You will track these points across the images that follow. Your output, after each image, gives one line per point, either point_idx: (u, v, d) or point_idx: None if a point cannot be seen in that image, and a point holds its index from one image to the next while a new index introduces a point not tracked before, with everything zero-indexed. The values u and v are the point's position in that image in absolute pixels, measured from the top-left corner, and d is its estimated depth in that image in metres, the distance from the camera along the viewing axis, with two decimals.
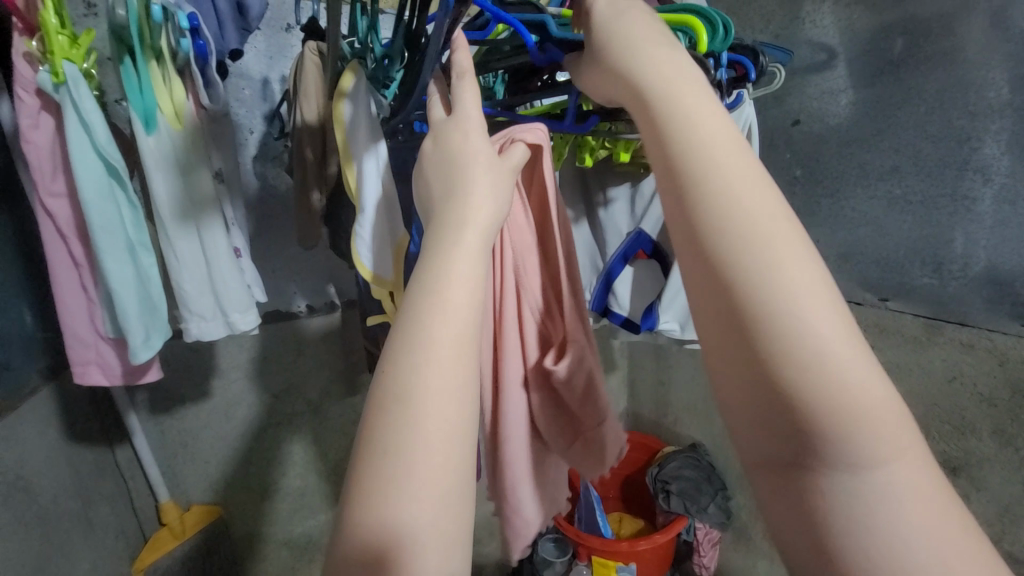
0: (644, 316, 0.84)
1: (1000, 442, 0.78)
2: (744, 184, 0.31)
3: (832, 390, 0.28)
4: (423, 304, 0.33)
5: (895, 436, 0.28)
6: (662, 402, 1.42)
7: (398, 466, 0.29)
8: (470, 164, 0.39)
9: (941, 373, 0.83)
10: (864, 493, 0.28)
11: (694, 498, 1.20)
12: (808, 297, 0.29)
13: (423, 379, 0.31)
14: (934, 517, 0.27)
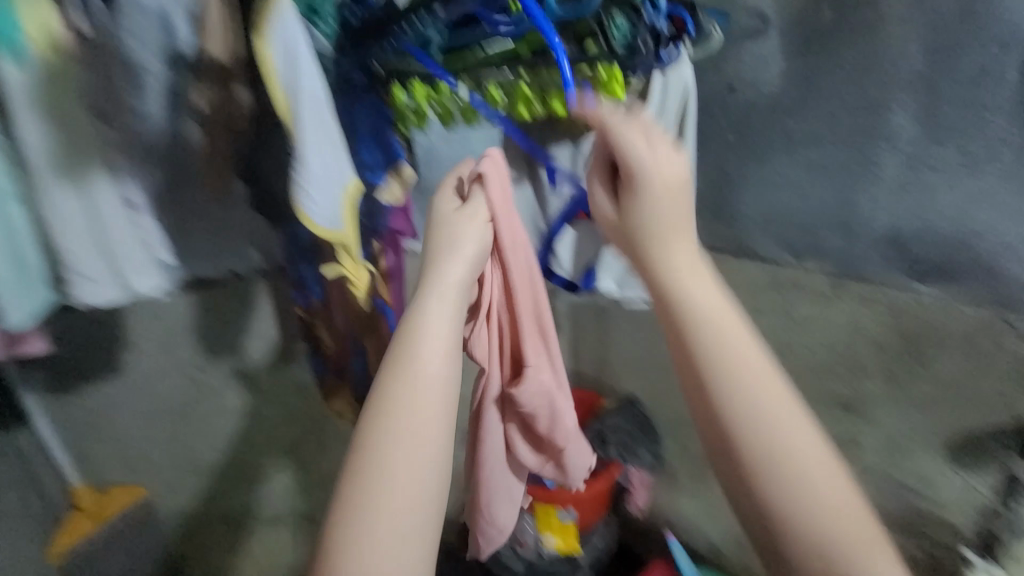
0: (585, 277, 0.87)
1: (889, 383, 0.87)
2: (712, 308, 0.50)
3: (769, 437, 0.47)
4: (410, 346, 0.48)
5: (813, 460, 0.47)
6: (601, 361, 1.47)
7: (377, 453, 0.45)
8: (445, 236, 0.55)
9: (846, 326, 0.89)
10: (797, 501, 0.46)
11: (629, 447, 1.29)
12: (752, 382, 0.48)
13: (401, 399, 0.46)
14: (841, 513, 0.45)
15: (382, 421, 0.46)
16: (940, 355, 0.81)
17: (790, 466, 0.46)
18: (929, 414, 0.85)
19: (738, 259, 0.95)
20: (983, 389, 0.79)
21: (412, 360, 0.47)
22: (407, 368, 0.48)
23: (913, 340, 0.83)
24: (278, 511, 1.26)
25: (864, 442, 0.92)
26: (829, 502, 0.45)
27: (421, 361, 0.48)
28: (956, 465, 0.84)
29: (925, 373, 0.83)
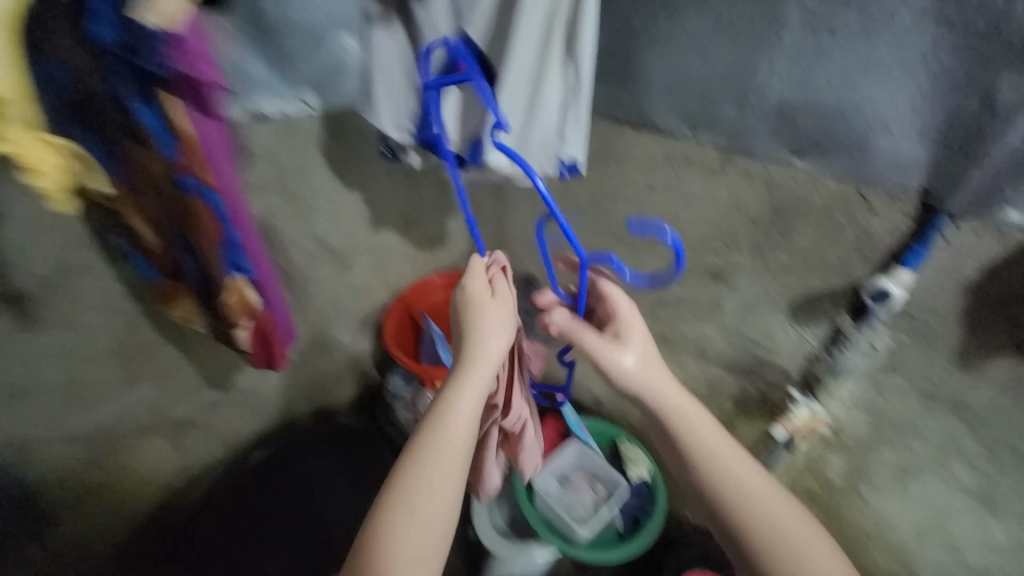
0: (470, 149, 0.76)
1: (754, 254, 0.90)
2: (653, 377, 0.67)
3: (718, 472, 0.62)
4: (447, 406, 0.63)
5: (767, 495, 0.62)
6: (500, 241, 1.45)
7: (415, 479, 0.59)
8: (481, 319, 0.67)
9: (725, 200, 0.89)
10: (760, 526, 0.61)
11: (526, 322, 1.32)
12: (698, 432, 0.64)
13: (440, 445, 0.61)
14: (808, 544, 0.61)
15: (415, 462, 0.60)
16: (803, 229, 0.82)
17: (756, 509, 0.61)
18: (782, 281, 0.88)
19: (638, 133, 0.90)
20: (830, 258, 0.81)
21: (449, 416, 0.62)
22: (439, 423, 0.62)
23: (779, 213, 0.84)
24: (146, 419, 1.17)
25: (725, 308, 0.98)
26: (764, 506, 0.61)
27: (448, 419, 0.62)
28: (795, 324, 0.90)
29: (785, 245, 0.85)
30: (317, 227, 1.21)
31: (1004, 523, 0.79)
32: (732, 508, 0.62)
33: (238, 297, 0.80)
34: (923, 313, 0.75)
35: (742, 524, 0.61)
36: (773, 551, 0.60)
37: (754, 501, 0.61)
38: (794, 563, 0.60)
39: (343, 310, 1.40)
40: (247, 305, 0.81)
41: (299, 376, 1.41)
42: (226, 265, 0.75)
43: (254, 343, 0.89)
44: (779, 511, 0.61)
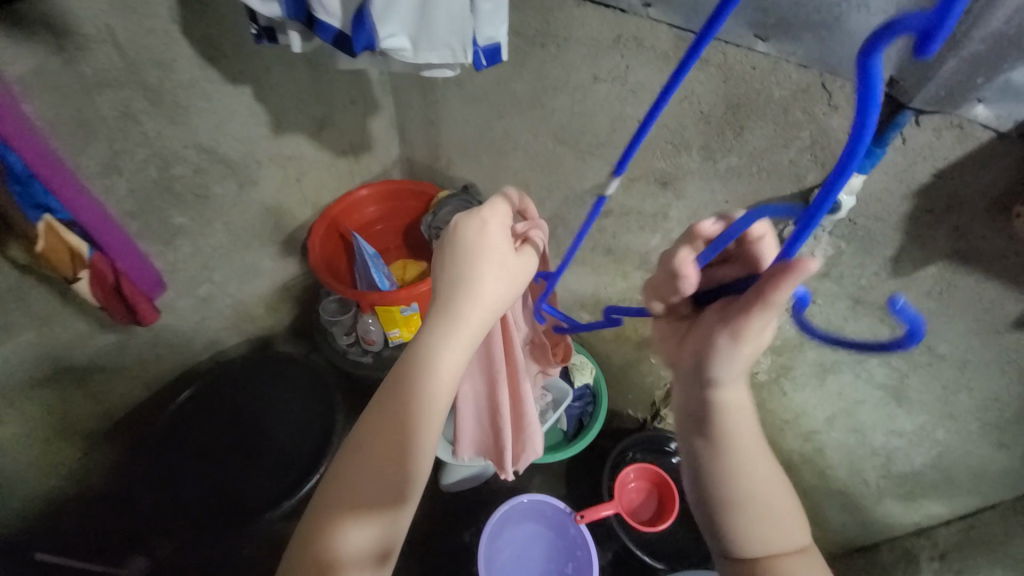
0: (356, 28, 0.58)
1: (704, 157, 0.81)
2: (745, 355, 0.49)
3: (746, 471, 0.50)
4: (438, 346, 0.53)
5: (777, 493, 0.51)
6: (433, 145, 1.29)
7: (387, 419, 0.50)
8: (488, 254, 0.56)
9: (675, 93, 0.77)
10: (764, 535, 0.50)
11: None
12: (744, 423, 0.51)
13: (420, 387, 0.51)
14: (799, 543, 0.52)
15: (393, 405, 0.51)
16: (756, 129, 0.74)
17: (766, 512, 0.51)
18: (730, 187, 0.82)
19: (579, 5, 0.78)
20: (782, 161, 0.74)
21: (436, 358, 0.52)
22: (427, 360, 0.52)
23: (733, 109, 0.74)
24: (38, 370, 1.04)
25: (671, 217, 0.92)
26: (753, 475, 0.51)
27: (437, 363, 0.52)
28: None
29: (737, 147, 0.77)
30: (202, 134, 1.00)
31: (905, 411, 0.85)
32: (721, 476, 0.51)
33: (61, 243, 0.71)
34: (867, 219, 0.71)
35: (727, 490, 0.51)
36: (747, 520, 0.50)
37: (746, 470, 0.51)
38: (761, 533, 0.50)
39: (258, 232, 1.23)
40: (75, 253, 0.73)
41: (219, 306, 1.28)
42: (24, 207, 0.67)
43: (104, 297, 0.80)
44: (763, 481, 0.51)
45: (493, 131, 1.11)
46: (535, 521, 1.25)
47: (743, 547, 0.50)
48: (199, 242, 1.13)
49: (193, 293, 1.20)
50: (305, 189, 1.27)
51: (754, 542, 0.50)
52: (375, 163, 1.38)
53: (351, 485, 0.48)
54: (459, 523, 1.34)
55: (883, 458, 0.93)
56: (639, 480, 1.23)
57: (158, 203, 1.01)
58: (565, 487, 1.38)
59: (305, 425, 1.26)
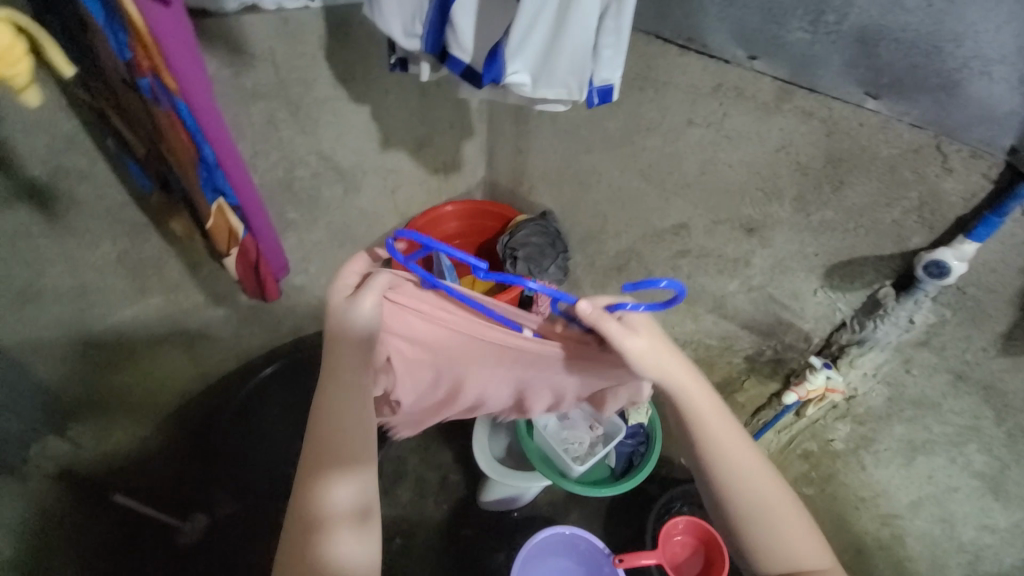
0: (486, 65, 0.65)
1: (796, 208, 0.81)
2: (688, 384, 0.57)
3: (742, 485, 0.56)
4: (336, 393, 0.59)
5: (784, 510, 0.56)
6: (518, 171, 1.37)
7: (314, 465, 0.55)
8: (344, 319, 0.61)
9: (773, 143, 0.78)
10: (779, 546, 0.55)
11: (537, 262, 1.25)
12: (726, 441, 0.57)
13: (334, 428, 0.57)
14: (816, 553, 0.56)
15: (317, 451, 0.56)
16: (857, 185, 0.72)
17: (772, 520, 0.55)
18: (822, 241, 0.80)
19: (683, 54, 0.82)
20: (883, 220, 0.72)
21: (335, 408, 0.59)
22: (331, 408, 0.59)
23: (834, 164, 0.73)
24: (158, 331, 1.20)
25: (753, 264, 0.91)
26: (751, 485, 0.56)
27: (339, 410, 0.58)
28: (827, 287, 0.83)
29: (834, 202, 0.75)
30: (324, 143, 1.14)
31: (1003, 506, 0.77)
32: (727, 492, 0.56)
33: (223, 222, 0.80)
34: (977, 290, 0.67)
35: (733, 506, 0.56)
36: (758, 531, 0.55)
37: (742, 480, 0.56)
38: (774, 544, 0.55)
39: (352, 234, 1.36)
40: (232, 232, 0.82)
41: (307, 296, 1.41)
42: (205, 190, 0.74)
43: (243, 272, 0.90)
44: (761, 489, 0.56)
45: (579, 164, 1.16)
46: (569, 556, 1.22)
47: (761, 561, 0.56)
48: (303, 237, 1.27)
49: (289, 282, 1.33)
50: (398, 200, 1.39)
51: (766, 550, 0.55)
52: (461, 183, 1.48)
53: (296, 528, 0.53)
54: (492, 543, 1.34)
55: (972, 556, 0.84)
56: (686, 533, 1.17)
57: (279, 199, 1.15)
58: (603, 527, 1.34)
59: None
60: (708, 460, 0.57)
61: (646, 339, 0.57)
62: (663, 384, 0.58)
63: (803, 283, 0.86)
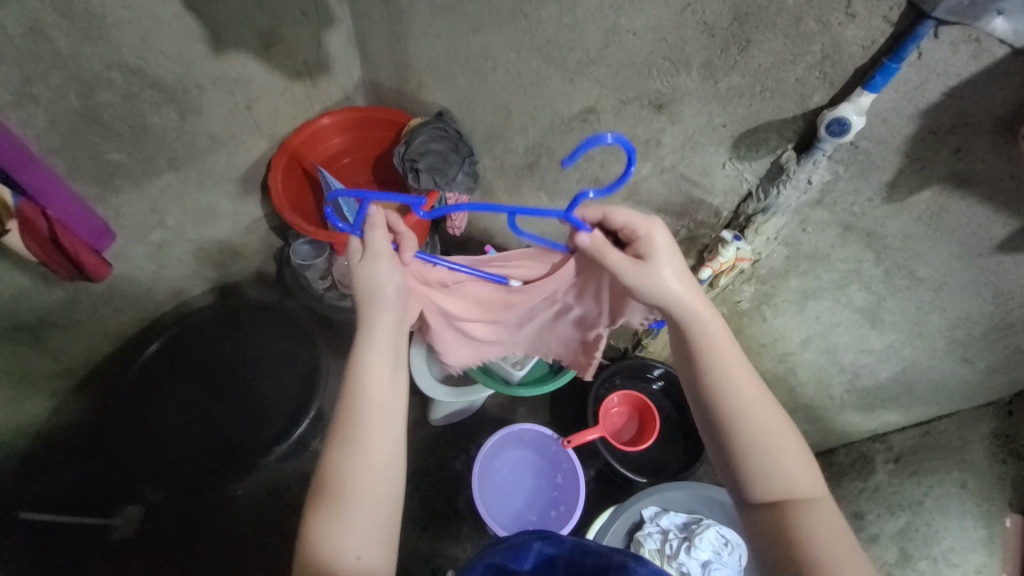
0: None
1: (704, 76, 0.75)
2: (702, 313, 0.59)
3: (743, 413, 0.56)
4: (357, 372, 0.59)
5: (781, 442, 0.56)
6: (401, 64, 1.17)
7: (340, 445, 0.56)
8: (362, 280, 0.64)
9: (678, 0, 0.70)
10: (769, 476, 0.55)
11: (442, 171, 1.12)
12: (733, 370, 0.58)
13: (360, 408, 0.57)
14: (810, 488, 0.55)
15: (348, 429, 0.57)
16: (763, 44, 0.68)
17: (769, 451, 0.56)
18: (730, 109, 0.77)
19: None
20: (788, 79, 0.69)
21: (359, 387, 0.58)
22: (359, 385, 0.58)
23: (740, 20, 0.67)
24: None
25: (664, 144, 0.87)
26: (754, 409, 0.57)
27: (364, 384, 0.58)
28: (735, 158, 0.82)
29: (740, 65, 0.71)
30: (127, 52, 0.86)
31: (878, 332, 0.89)
32: (728, 417, 0.57)
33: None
34: (869, 143, 0.69)
35: (732, 430, 0.56)
36: (754, 453, 0.56)
37: (743, 402, 0.57)
38: (770, 467, 0.55)
39: (210, 168, 1.11)
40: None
41: (177, 252, 1.18)
42: None
43: (41, 251, 0.84)
44: (761, 412, 0.56)
45: (469, 48, 1.00)
46: (520, 447, 1.29)
47: (756, 486, 0.56)
48: (143, 182, 1.02)
49: (145, 239, 1.10)
50: (259, 118, 1.13)
51: (762, 477, 0.55)
52: (336, 87, 1.25)
53: (323, 513, 0.54)
54: (450, 454, 1.39)
55: (850, 374, 1.00)
56: (622, 405, 1.30)
57: (85, 136, 0.89)
58: (550, 415, 1.44)
59: (290, 368, 1.23)
60: (712, 387, 0.58)
61: (671, 268, 0.59)
62: (670, 306, 0.59)
63: (713, 157, 0.84)
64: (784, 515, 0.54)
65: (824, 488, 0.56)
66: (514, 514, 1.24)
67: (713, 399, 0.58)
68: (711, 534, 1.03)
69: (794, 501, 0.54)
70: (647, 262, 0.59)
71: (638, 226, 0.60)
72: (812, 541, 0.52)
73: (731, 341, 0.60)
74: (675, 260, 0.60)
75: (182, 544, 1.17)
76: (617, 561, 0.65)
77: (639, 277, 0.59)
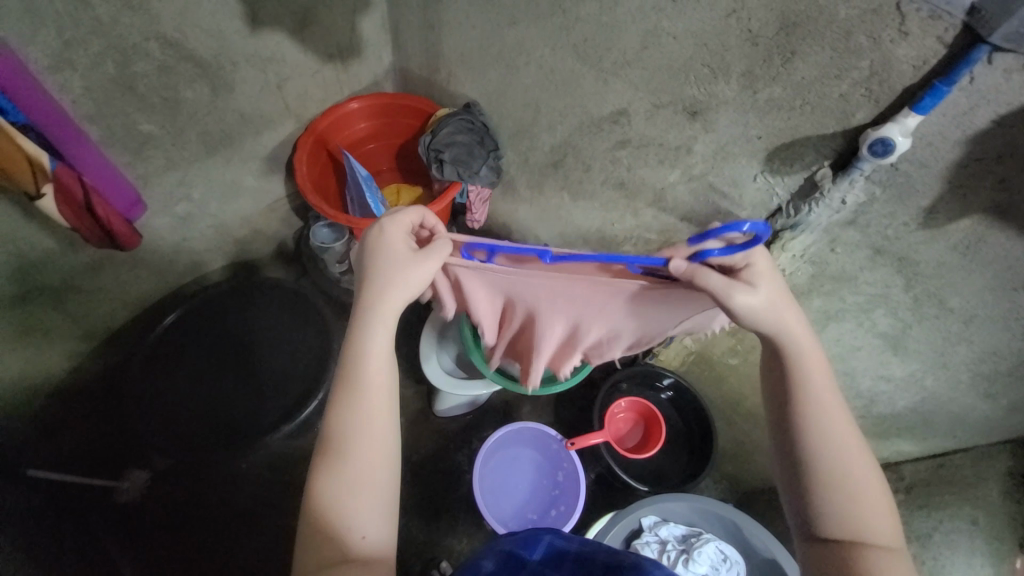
0: None
1: (743, 86, 0.74)
2: (805, 347, 0.57)
3: (828, 449, 0.55)
4: (353, 350, 0.59)
5: (863, 486, 0.55)
6: (432, 53, 1.16)
7: (337, 419, 0.57)
8: (372, 259, 0.61)
9: (724, 6, 0.68)
10: (842, 515, 0.54)
11: (466, 164, 1.12)
12: (825, 407, 0.57)
13: (357, 386, 0.58)
14: (886, 536, 0.54)
15: (344, 405, 0.57)
16: (808, 57, 0.66)
17: (849, 492, 0.54)
18: (767, 121, 0.75)
19: None
20: (831, 94, 0.67)
21: (357, 366, 0.58)
22: (355, 364, 0.58)
23: (787, 30, 0.65)
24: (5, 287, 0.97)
25: (695, 152, 0.86)
26: (842, 448, 0.56)
27: (361, 363, 0.58)
28: (767, 171, 0.80)
29: (783, 77, 0.69)
30: (165, 23, 0.87)
31: (900, 359, 0.88)
32: (811, 451, 0.56)
33: (19, 151, 0.74)
34: (910, 165, 0.67)
35: (811, 465, 0.56)
36: (831, 489, 0.55)
37: (831, 439, 0.56)
38: (846, 508, 0.54)
39: (238, 145, 1.12)
40: (35, 163, 0.76)
41: (199, 226, 1.19)
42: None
43: (74, 216, 0.85)
44: (849, 452, 0.55)
45: (504, 41, 0.99)
46: (522, 445, 1.29)
47: (826, 521, 0.55)
48: (172, 154, 1.03)
49: (169, 211, 1.11)
50: (289, 98, 1.14)
51: (836, 516, 0.55)
52: (366, 72, 1.25)
53: (321, 482, 0.56)
54: (452, 445, 1.40)
55: (866, 400, 0.98)
56: (628, 411, 1.29)
57: (119, 104, 0.90)
58: (555, 416, 1.43)
59: (302, 347, 1.24)
60: (799, 420, 0.57)
61: (774, 294, 0.57)
62: (773, 336, 0.57)
63: (744, 168, 0.83)
64: (852, 557, 0.53)
65: (901, 540, 0.55)
66: (513, 509, 1.24)
67: (799, 431, 0.57)
68: (710, 549, 1.02)
69: (866, 546, 0.53)
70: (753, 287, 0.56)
71: (748, 257, 0.57)
72: None
73: (829, 378, 0.58)
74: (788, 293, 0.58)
75: (186, 511, 1.19)
76: (631, 560, 0.63)
77: (737, 302, 0.56)
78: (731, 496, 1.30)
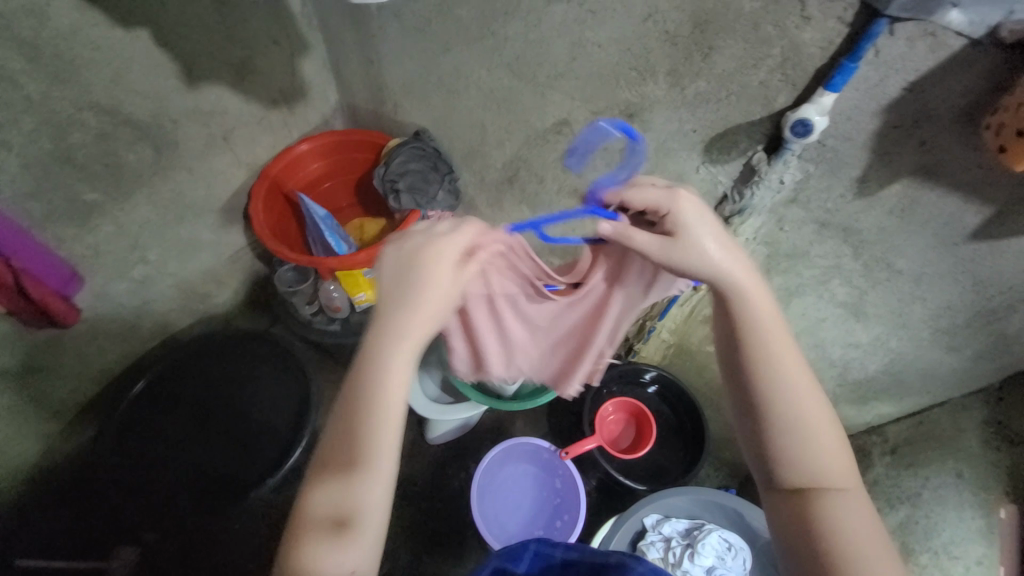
0: None
1: (670, 84, 0.76)
2: (754, 297, 0.56)
3: (783, 400, 0.55)
4: (362, 384, 0.54)
5: (819, 430, 0.56)
6: (376, 87, 1.18)
7: (333, 460, 0.54)
8: (404, 279, 0.55)
9: (640, 11, 0.71)
10: (799, 461, 0.55)
11: (422, 190, 1.13)
12: (780, 356, 0.56)
13: (360, 427, 0.53)
14: (843, 475, 0.56)
15: (342, 447, 0.53)
16: (725, 50, 0.69)
17: (806, 438, 0.55)
18: (698, 115, 0.77)
19: None
20: (751, 82, 0.70)
21: (366, 402, 0.53)
22: (362, 403, 0.54)
23: (700, 27, 0.68)
24: None
25: (637, 151, 0.88)
26: (794, 396, 0.55)
27: (372, 403, 0.53)
28: (707, 160, 0.83)
29: (705, 71, 0.72)
30: (97, 92, 0.86)
31: (862, 324, 0.90)
32: (768, 404, 0.56)
33: None
34: (835, 140, 0.70)
35: (766, 417, 0.56)
36: (788, 438, 0.55)
37: (787, 389, 0.55)
38: (802, 454, 0.55)
39: (189, 201, 1.11)
40: None
41: (161, 286, 1.17)
42: None
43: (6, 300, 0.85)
44: (804, 400, 0.55)
45: (442, 68, 1.01)
46: (517, 462, 1.28)
47: (784, 470, 0.56)
48: (121, 220, 1.02)
49: (126, 276, 1.09)
50: (237, 148, 1.14)
51: (792, 461, 0.56)
52: (313, 111, 1.25)
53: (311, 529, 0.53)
54: (448, 472, 1.38)
55: (841, 368, 1.00)
56: (617, 412, 1.29)
57: (59, 176, 0.89)
58: (548, 427, 1.42)
59: (284, 393, 1.22)
60: (752, 372, 0.56)
61: (708, 238, 0.55)
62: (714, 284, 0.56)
63: (686, 160, 0.85)
64: (809, 499, 0.55)
65: (856, 476, 0.57)
66: (517, 527, 1.23)
67: (754, 384, 0.56)
68: (714, 540, 1.02)
69: (821, 488, 0.55)
70: (677, 237, 0.55)
71: (672, 202, 0.55)
72: (833, 524, 0.53)
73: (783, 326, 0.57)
74: (727, 241, 0.56)
75: None
76: (614, 560, 0.63)
77: (670, 256, 0.55)
78: (731, 482, 1.30)
